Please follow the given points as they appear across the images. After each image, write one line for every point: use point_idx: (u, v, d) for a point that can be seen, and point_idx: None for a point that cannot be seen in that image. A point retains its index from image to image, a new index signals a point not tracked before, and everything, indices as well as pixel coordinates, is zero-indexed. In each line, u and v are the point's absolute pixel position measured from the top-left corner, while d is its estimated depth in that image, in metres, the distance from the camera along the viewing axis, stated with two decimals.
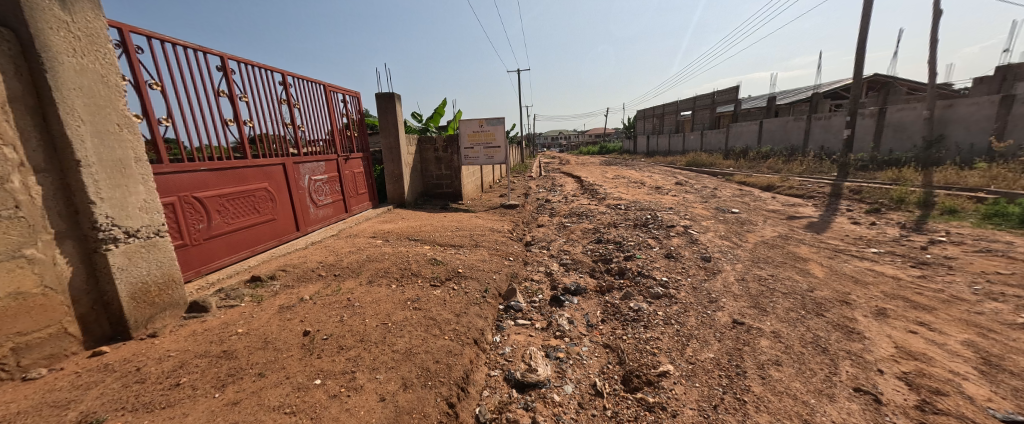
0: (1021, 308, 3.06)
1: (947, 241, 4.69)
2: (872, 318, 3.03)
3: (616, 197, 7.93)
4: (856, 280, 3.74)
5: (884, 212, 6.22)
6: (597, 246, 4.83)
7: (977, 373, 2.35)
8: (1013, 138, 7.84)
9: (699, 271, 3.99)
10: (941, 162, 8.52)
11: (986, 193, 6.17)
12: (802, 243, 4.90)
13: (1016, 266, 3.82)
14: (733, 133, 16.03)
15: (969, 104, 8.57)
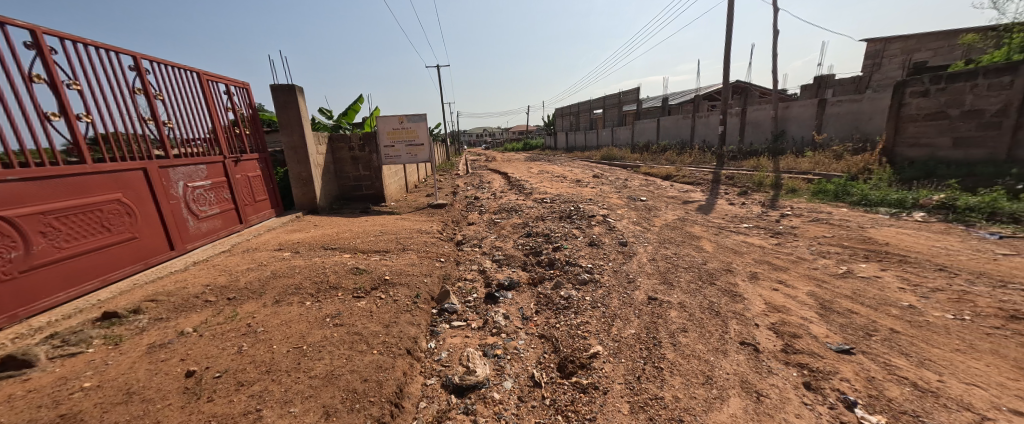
0: (839, 262, 3.88)
1: (793, 213, 5.72)
2: (748, 281, 3.56)
3: (542, 191, 8.18)
4: (735, 251, 4.36)
5: (751, 193, 7.36)
6: (527, 240, 4.92)
7: (818, 316, 2.89)
8: (828, 133, 9.77)
9: (616, 255, 4.29)
10: (784, 153, 10.29)
11: (815, 176, 7.59)
12: (696, 223, 5.56)
13: (836, 229, 4.82)
14: (637, 129, 17.61)
15: (800, 105, 10.49)
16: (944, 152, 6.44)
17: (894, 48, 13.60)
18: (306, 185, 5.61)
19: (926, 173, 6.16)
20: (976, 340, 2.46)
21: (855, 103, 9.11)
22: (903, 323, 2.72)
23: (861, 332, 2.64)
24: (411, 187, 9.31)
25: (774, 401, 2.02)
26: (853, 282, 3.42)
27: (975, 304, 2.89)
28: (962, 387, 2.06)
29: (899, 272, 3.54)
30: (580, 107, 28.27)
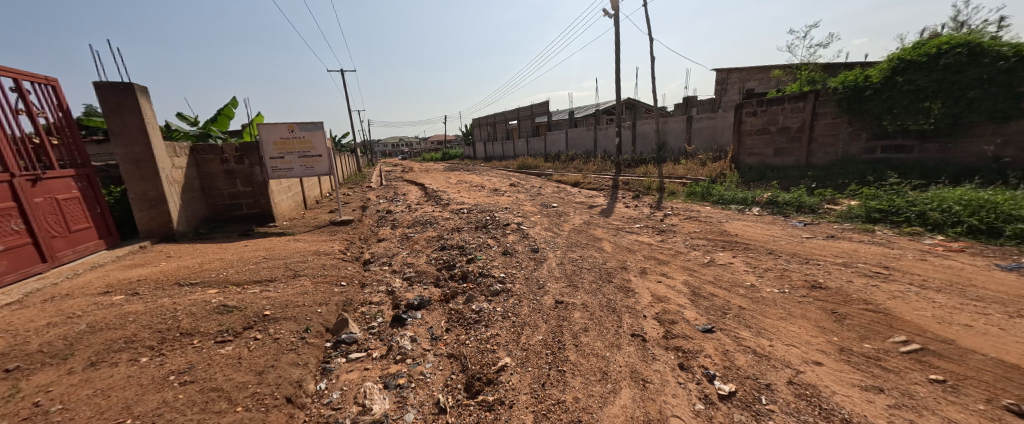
0: (705, 253, 4.65)
1: (673, 213, 6.70)
2: (639, 276, 4.03)
3: (458, 201, 8.08)
4: (629, 250, 4.90)
5: (641, 196, 8.40)
6: (442, 254, 4.77)
7: (691, 302, 3.41)
8: (696, 143, 11.71)
9: (529, 262, 4.43)
10: (665, 161, 12.03)
11: (689, 179, 9.03)
12: (599, 226, 6.10)
13: (703, 225, 5.80)
14: (548, 139, 18.74)
15: (675, 120, 12.40)
16: (771, 159, 8.31)
17: (734, 77, 17.05)
18: (156, 206, 4.56)
19: (758, 176, 7.90)
20: (794, 308, 3.18)
21: (712, 118, 11.13)
22: (746, 300, 3.39)
23: (720, 312, 3.20)
24: (310, 203, 8.33)
25: (656, 385, 2.32)
26: (715, 269, 4.15)
27: (791, 278, 3.76)
28: (786, 349, 2.63)
29: (744, 257, 4.41)
30: (493, 118, 28.99)
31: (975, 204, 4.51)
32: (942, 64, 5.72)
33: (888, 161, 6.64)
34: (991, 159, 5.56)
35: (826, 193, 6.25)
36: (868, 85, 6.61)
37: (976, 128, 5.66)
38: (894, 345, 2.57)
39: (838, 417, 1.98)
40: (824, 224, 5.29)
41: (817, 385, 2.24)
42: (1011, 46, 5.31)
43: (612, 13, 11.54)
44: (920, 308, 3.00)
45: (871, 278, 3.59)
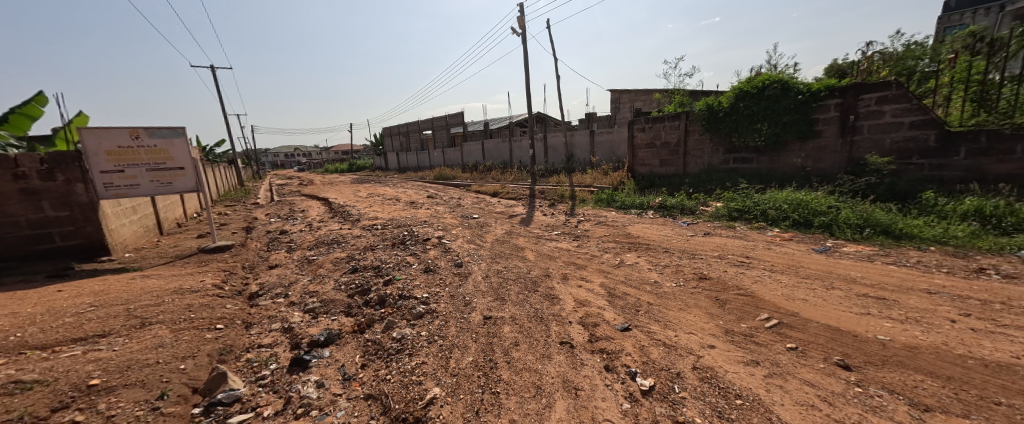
0: (616, 255, 4.80)
1: (585, 219, 6.93)
2: (561, 282, 3.95)
3: (370, 217, 7.35)
4: (550, 256, 4.86)
5: (556, 204, 8.61)
6: (360, 277, 4.13)
7: (607, 303, 3.40)
8: (599, 156, 12.47)
9: (454, 278, 4.07)
10: (574, 171, 12.61)
11: (594, 186, 9.50)
12: (520, 235, 6.01)
13: (611, 228, 6.07)
14: (464, 151, 18.50)
15: (579, 134, 13.11)
16: (658, 169, 9.02)
17: (626, 98, 18.91)
18: None
19: (650, 184, 8.68)
20: (688, 298, 3.38)
21: (610, 133, 11.99)
22: (653, 295, 3.51)
23: (633, 309, 3.25)
24: (168, 227, 6.78)
25: (587, 391, 2.17)
26: (626, 269, 4.27)
27: (684, 271, 4.04)
28: (688, 337, 2.74)
29: (647, 256, 4.65)
30: (407, 128, 27.84)
31: (797, 203, 5.44)
32: (767, 95, 6.94)
33: (735, 170, 7.70)
34: (799, 169, 6.78)
35: (700, 197, 7.10)
36: (718, 107, 7.65)
37: (788, 145, 6.87)
38: (758, 323, 2.86)
39: (733, 394, 2.07)
40: (703, 223, 5.91)
41: (714, 366, 2.34)
42: (805, 83, 6.63)
43: (520, 31, 11.91)
44: (773, 289, 3.42)
45: (739, 266, 4.04)
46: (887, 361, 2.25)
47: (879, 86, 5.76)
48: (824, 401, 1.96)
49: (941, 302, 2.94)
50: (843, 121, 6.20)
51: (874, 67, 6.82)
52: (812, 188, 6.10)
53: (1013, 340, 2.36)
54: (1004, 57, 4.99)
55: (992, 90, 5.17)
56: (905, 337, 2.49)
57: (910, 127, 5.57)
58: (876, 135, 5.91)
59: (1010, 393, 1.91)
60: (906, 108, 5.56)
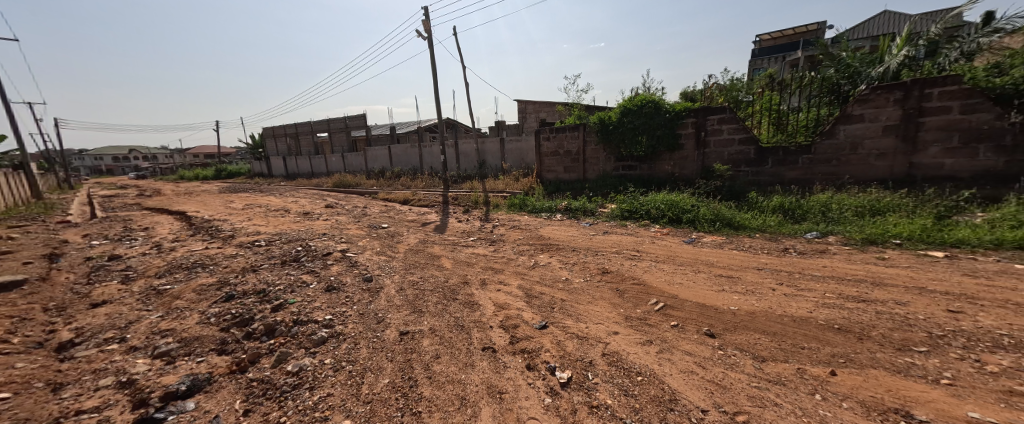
0: (530, 256, 4.89)
1: (500, 224, 6.96)
2: (480, 288, 3.85)
3: (251, 232, 6.38)
4: (467, 263, 4.74)
5: (471, 210, 8.50)
6: (244, 305, 3.47)
7: (525, 303, 3.42)
8: (509, 163, 12.71)
9: (363, 294, 3.70)
10: (486, 178, 12.68)
11: (506, 192, 9.57)
12: (435, 243, 5.77)
13: (525, 232, 6.19)
14: (369, 156, 17.28)
15: (490, 142, 13.17)
16: (563, 175, 9.43)
17: (531, 108, 19.78)
18: None
19: (556, 188, 9.03)
20: (594, 291, 3.60)
21: (519, 141, 12.32)
22: (566, 292, 3.63)
23: (548, 307, 3.32)
24: None
25: (511, 394, 2.14)
26: (541, 270, 4.36)
27: (590, 267, 4.28)
28: (596, 326, 2.91)
29: (559, 256, 4.81)
30: (293, 129, 24.78)
31: (668, 203, 6.14)
32: (644, 111, 7.65)
33: (623, 176, 8.36)
34: (670, 175, 7.72)
35: (597, 200, 7.59)
36: (609, 120, 8.22)
37: (661, 155, 7.76)
38: (648, 307, 3.21)
39: (634, 372, 2.30)
40: (602, 222, 6.38)
41: (619, 351, 2.54)
42: (671, 104, 7.52)
43: (425, 36, 11.54)
44: (659, 276, 3.84)
45: (631, 259, 4.43)
46: (736, 326, 2.77)
47: (720, 109, 6.88)
48: (698, 366, 2.33)
49: (765, 274, 3.69)
50: (697, 137, 7.23)
51: (711, 94, 8.30)
52: (678, 190, 7.03)
53: (803, 297, 3.13)
54: (789, 93, 6.53)
55: (784, 117, 6.70)
56: (747, 305, 3.07)
57: (739, 143, 6.79)
58: (718, 148, 7.04)
59: (843, 351, 2.35)
60: (737, 128, 6.76)
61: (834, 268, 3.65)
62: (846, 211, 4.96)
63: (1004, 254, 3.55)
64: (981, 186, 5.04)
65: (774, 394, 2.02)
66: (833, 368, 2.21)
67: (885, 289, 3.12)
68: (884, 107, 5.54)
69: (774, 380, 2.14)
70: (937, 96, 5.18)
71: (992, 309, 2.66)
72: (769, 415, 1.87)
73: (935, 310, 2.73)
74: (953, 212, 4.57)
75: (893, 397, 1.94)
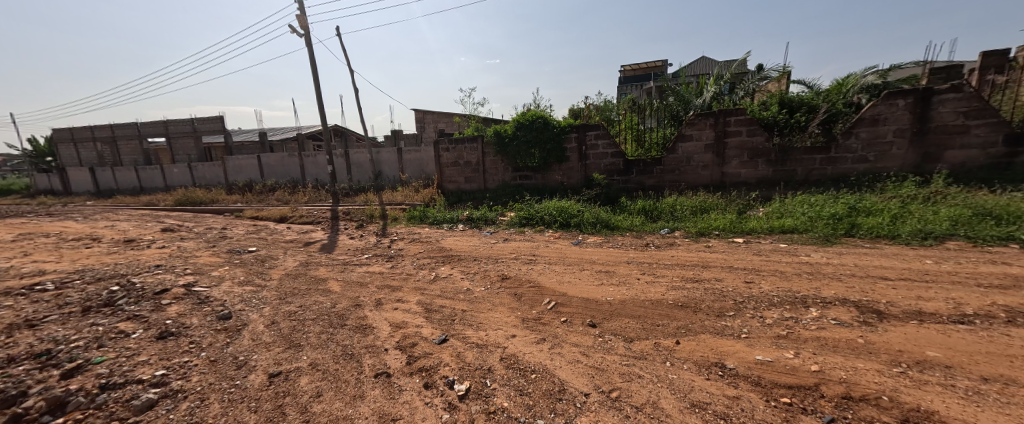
0: (431, 270, 4.78)
1: (398, 238, 6.62)
2: (374, 310, 3.62)
3: (35, 272, 4.73)
4: (359, 283, 4.39)
5: (365, 225, 7.87)
6: (12, 377, 2.45)
7: (425, 319, 3.35)
8: (409, 173, 12.22)
9: (218, 336, 3.12)
10: (384, 189, 11.93)
11: (407, 204, 9.10)
12: (320, 265, 5.19)
13: (425, 245, 6.03)
14: (230, 166, 14.52)
15: (386, 151, 12.42)
16: (464, 186, 9.38)
17: (427, 118, 19.48)
18: None
19: (458, 199, 9.00)
20: (494, 298, 3.74)
21: (418, 151, 11.99)
22: (467, 303, 3.67)
23: (449, 319, 3.31)
24: None
25: (407, 418, 2.09)
26: (441, 283, 4.30)
27: (490, 275, 4.41)
28: (495, 332, 3.03)
29: (459, 267, 4.82)
30: (109, 133, 19.31)
31: (558, 210, 6.72)
32: (535, 126, 8.23)
33: (521, 186, 8.84)
34: (560, 184, 8.46)
35: (496, 209, 7.84)
36: (504, 133, 8.62)
37: (552, 166, 8.46)
38: (542, 307, 3.48)
39: (528, 371, 2.47)
40: (502, 231, 6.63)
41: (518, 353, 2.70)
42: (558, 120, 8.28)
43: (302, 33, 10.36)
44: (552, 277, 4.19)
45: (528, 263, 4.73)
46: (612, 314, 3.21)
47: (597, 127, 7.86)
48: (583, 354, 2.63)
49: (633, 267, 4.36)
50: (580, 151, 8.12)
51: (589, 113, 9.45)
52: (567, 197, 7.74)
53: (657, 282, 3.82)
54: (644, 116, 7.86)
55: (642, 134, 8.04)
56: (621, 295, 3.58)
57: (610, 156, 7.88)
58: (597, 161, 8.03)
59: (681, 325, 2.93)
60: (609, 143, 7.83)
61: (681, 257, 4.51)
62: (685, 210, 6.20)
63: (775, 237, 4.92)
64: (761, 188, 6.89)
65: (638, 368, 2.42)
66: (677, 338, 2.75)
67: (711, 270, 4.00)
68: (704, 129, 7.11)
69: (638, 357, 2.55)
70: (735, 123, 6.88)
71: (769, 277, 3.67)
72: (635, 388, 2.22)
73: (739, 282, 3.62)
74: (747, 209, 6.12)
75: (715, 353, 2.51)
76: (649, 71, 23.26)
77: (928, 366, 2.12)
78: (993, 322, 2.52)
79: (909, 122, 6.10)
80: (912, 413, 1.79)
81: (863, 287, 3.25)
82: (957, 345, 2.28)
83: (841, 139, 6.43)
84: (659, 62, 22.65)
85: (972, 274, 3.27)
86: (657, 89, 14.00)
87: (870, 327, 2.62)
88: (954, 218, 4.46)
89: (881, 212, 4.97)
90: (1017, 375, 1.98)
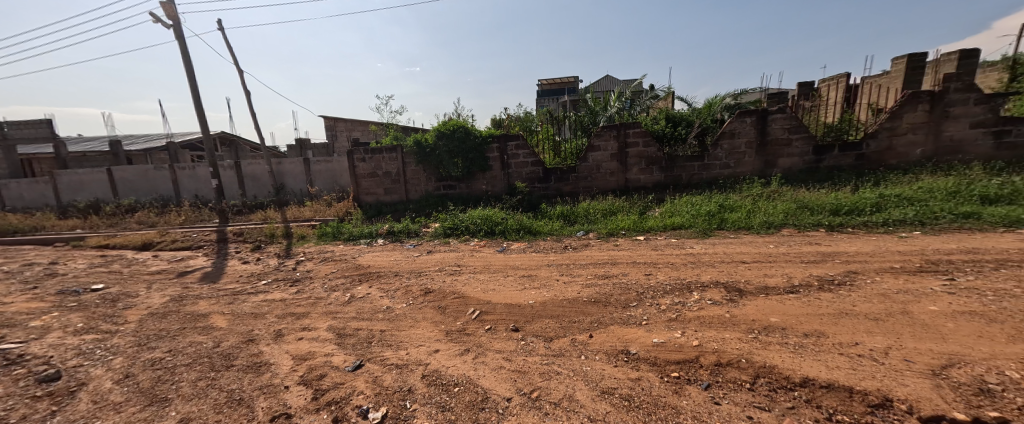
0: (345, 291, 4.35)
1: (306, 258, 5.91)
2: (273, 343, 3.16)
3: None
4: (253, 315, 3.79)
5: (263, 247, 6.85)
6: None
7: (337, 346, 3.04)
8: (318, 186, 10.97)
9: (37, 405, 2.40)
10: (287, 204, 10.50)
11: (317, 220, 8.14)
12: (199, 298, 4.35)
13: (338, 264, 5.47)
14: (63, 183, 11.39)
15: (290, 162, 11.02)
16: (384, 197, 8.81)
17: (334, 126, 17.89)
18: None
19: (377, 212, 8.40)
20: (417, 314, 3.56)
21: (329, 162, 10.87)
22: (386, 322, 3.44)
23: (365, 343, 3.06)
24: None
25: None
26: (355, 304, 3.94)
27: (413, 290, 4.19)
28: (417, 349, 2.90)
29: (378, 285, 4.48)
30: None
31: (482, 219, 6.72)
32: (458, 135, 8.14)
33: (445, 196, 8.60)
34: (484, 193, 8.48)
35: (420, 220, 7.52)
36: (425, 142, 8.34)
37: (475, 175, 8.44)
38: (466, 317, 3.43)
39: (451, 385, 2.41)
40: (425, 243, 6.37)
41: (440, 368, 2.62)
42: (480, 130, 8.32)
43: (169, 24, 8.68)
44: (476, 286, 4.15)
45: (452, 274, 4.62)
46: (535, 317, 3.31)
47: (517, 137, 8.10)
48: (506, 360, 2.66)
49: (553, 269, 4.56)
50: (502, 160, 8.26)
51: (510, 124, 9.74)
52: (491, 206, 7.80)
53: (574, 282, 4.06)
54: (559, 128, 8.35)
55: (558, 144, 8.54)
56: (542, 297, 3.72)
57: (530, 164, 8.18)
58: (519, 169, 8.26)
59: (594, 320, 3.15)
60: (529, 152, 8.13)
61: (595, 257, 4.87)
62: (596, 213, 6.75)
63: (668, 233, 5.64)
64: (656, 191, 7.84)
65: (557, 365, 2.54)
66: (590, 332, 2.96)
67: (620, 266, 4.39)
68: (609, 140, 7.84)
69: (557, 354, 2.68)
70: (633, 134, 7.75)
71: (663, 269, 4.18)
72: (553, 384, 2.32)
73: (641, 275, 4.05)
74: (647, 210, 6.90)
75: (621, 342, 2.76)
76: (563, 87, 24.93)
77: (771, 330, 2.64)
78: (812, 289, 3.26)
79: (754, 136, 7.56)
80: (761, 369, 2.21)
81: (732, 270, 3.91)
82: (789, 311, 2.89)
83: (710, 149, 7.69)
84: (570, 78, 24.32)
85: (800, 253, 4.18)
86: (570, 102, 15.00)
87: (735, 303, 3.16)
88: (787, 211, 5.64)
89: (741, 208, 6.04)
90: (825, 328, 2.58)
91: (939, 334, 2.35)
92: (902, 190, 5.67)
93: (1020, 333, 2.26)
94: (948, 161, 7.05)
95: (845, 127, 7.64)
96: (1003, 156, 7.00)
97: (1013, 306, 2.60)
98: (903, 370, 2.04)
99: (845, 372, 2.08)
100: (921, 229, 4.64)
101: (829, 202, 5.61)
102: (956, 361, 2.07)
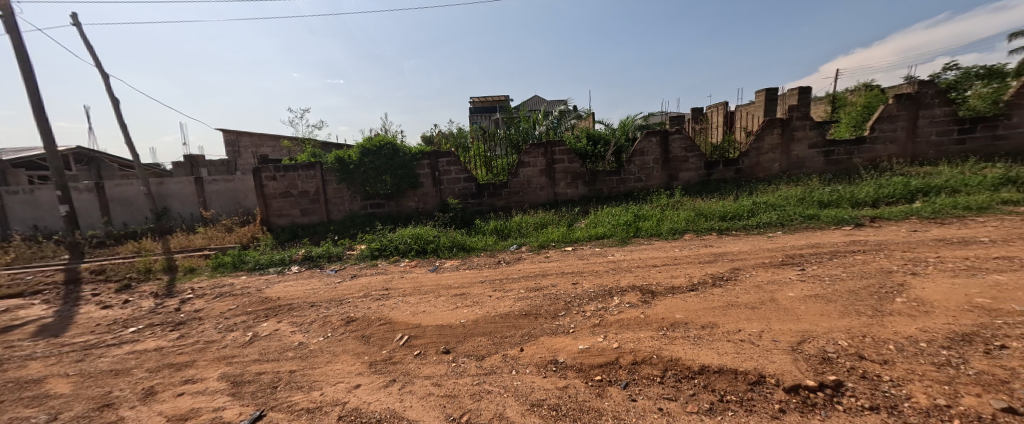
0: (246, 330, 3.75)
1: (195, 295, 4.99)
2: (142, 404, 2.57)
3: None
4: (115, 372, 3.04)
5: (133, 285, 5.61)
6: None
7: (230, 397, 2.58)
8: (215, 209, 9.43)
9: None
10: (171, 232, 8.82)
11: (211, 249, 6.97)
12: (30, 359, 3.36)
13: (238, 299, 4.72)
14: None
15: (175, 181, 9.32)
16: (299, 219, 7.94)
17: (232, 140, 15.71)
18: None
19: (291, 235, 7.52)
20: (336, 347, 3.22)
21: (229, 181, 9.43)
22: (297, 360, 3.04)
23: (268, 388, 2.66)
24: None
25: None
26: (259, 344, 3.41)
27: (331, 321, 3.78)
28: (334, 388, 2.60)
29: (289, 319, 3.97)
30: None
31: (415, 238, 6.44)
32: (386, 152, 7.76)
33: (372, 215, 8.06)
34: (414, 210, 8.16)
35: (344, 242, 6.91)
36: (348, 159, 7.78)
37: (405, 193, 8.07)
38: (394, 344, 3.20)
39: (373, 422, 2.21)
40: (349, 267, 5.86)
41: (360, 405, 2.38)
42: (409, 147, 8.04)
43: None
44: (406, 310, 3.91)
45: (378, 299, 4.29)
46: (468, 336, 3.23)
47: (449, 153, 7.99)
48: (435, 386, 2.53)
49: (486, 285, 4.53)
50: (433, 177, 8.06)
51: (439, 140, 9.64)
52: (422, 223, 7.54)
53: (506, 297, 4.06)
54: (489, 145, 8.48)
55: (490, 161, 8.64)
56: (474, 315, 3.64)
57: (463, 181, 8.13)
58: (451, 185, 8.14)
59: (525, 334, 3.17)
60: (461, 169, 8.07)
61: (526, 269, 4.98)
62: (528, 227, 6.94)
63: (592, 242, 6.03)
64: (580, 204, 8.37)
65: (487, 384, 2.49)
66: (522, 346, 2.97)
67: (550, 278, 4.54)
68: (537, 157, 8.16)
69: (488, 373, 2.63)
70: (558, 152, 8.20)
71: (589, 277, 4.43)
72: (484, 405, 2.27)
73: (569, 285, 4.23)
74: (574, 221, 7.32)
75: (550, 352, 2.83)
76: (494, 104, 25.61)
77: (677, 326, 2.94)
78: (707, 285, 3.75)
79: (659, 154, 8.55)
80: (668, 363, 2.44)
81: (647, 274, 4.30)
82: (691, 306, 3.27)
83: (625, 165, 8.50)
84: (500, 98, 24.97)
85: (699, 255, 4.79)
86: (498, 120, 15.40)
87: (649, 304, 3.47)
88: (688, 218, 6.46)
89: (653, 216, 6.74)
90: (718, 319, 2.97)
91: (796, 315, 2.86)
92: (767, 198, 6.88)
93: (849, 309, 2.86)
94: (796, 174, 8.77)
95: (726, 146, 9.15)
96: (830, 170, 8.92)
97: (844, 288, 3.28)
98: (772, 349, 2.43)
99: (732, 357, 2.40)
100: (782, 229, 5.67)
101: (717, 209, 6.56)
102: (807, 337, 2.53)
